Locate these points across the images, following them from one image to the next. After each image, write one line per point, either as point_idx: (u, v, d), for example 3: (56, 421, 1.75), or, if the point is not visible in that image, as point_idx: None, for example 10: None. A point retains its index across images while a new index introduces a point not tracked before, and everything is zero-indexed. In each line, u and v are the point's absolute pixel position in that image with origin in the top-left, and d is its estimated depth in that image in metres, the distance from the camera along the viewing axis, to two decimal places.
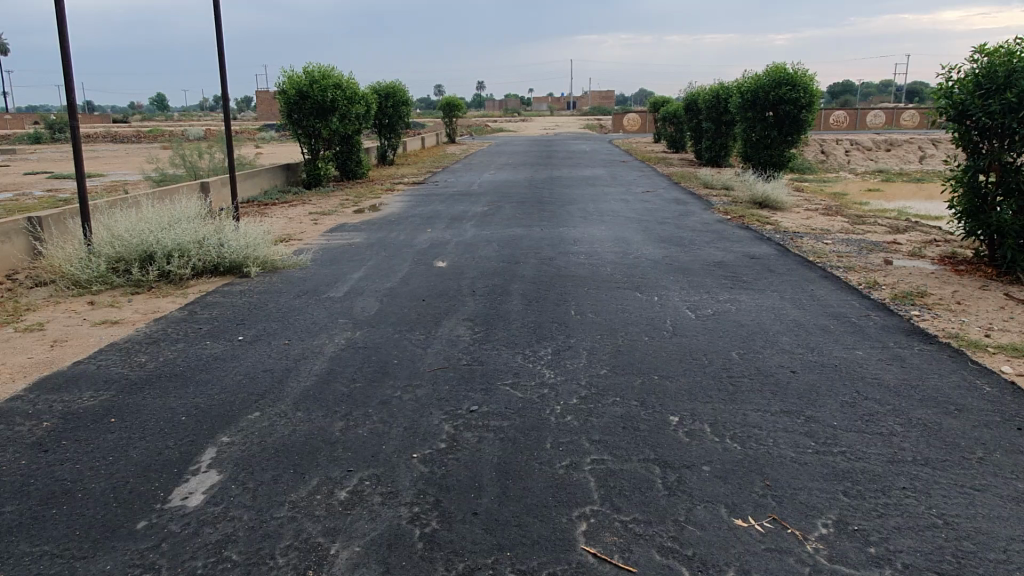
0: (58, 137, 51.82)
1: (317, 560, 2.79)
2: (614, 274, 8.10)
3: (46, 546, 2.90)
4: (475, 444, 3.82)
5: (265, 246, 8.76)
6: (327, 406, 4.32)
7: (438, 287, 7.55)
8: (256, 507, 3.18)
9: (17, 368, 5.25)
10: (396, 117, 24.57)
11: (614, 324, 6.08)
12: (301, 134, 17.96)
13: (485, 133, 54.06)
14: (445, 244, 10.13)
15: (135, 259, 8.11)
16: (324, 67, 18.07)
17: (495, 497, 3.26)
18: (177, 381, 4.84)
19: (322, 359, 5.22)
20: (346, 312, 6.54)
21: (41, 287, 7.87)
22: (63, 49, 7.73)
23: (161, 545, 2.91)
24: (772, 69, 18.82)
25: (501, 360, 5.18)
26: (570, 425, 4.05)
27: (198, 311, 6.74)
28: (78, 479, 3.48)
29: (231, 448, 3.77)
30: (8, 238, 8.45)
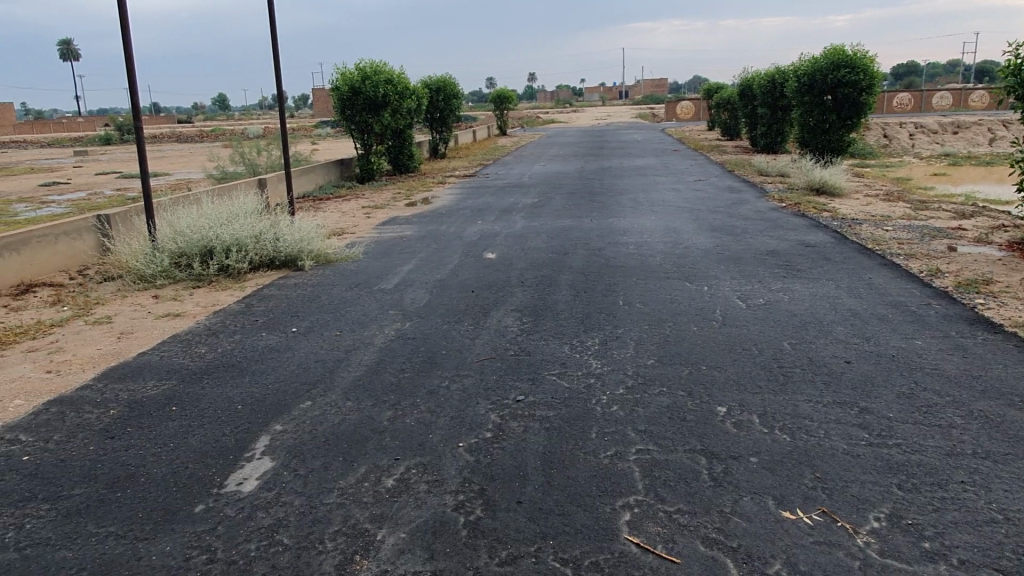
0: (128, 138, 54.00)
1: (364, 545, 2.86)
2: (664, 264, 8.01)
3: (111, 528, 3.06)
4: (521, 433, 3.85)
5: (319, 240, 8.95)
6: (376, 395, 4.41)
7: (487, 278, 7.61)
8: (307, 493, 3.27)
9: (87, 359, 5.51)
10: (447, 110, 24.71)
11: (662, 315, 6.02)
12: (354, 129, 18.27)
13: (537, 124, 53.96)
14: (494, 236, 10.18)
15: (196, 253, 8.40)
16: (376, 63, 18.33)
17: (539, 486, 3.28)
18: (234, 371, 5.01)
19: (372, 349, 5.33)
20: (397, 303, 6.65)
21: (109, 282, 8.24)
22: (127, 53, 8.05)
23: (217, 527, 3.02)
24: (830, 51, 18.32)
25: (548, 350, 5.20)
26: (616, 415, 4.04)
27: (254, 304, 6.95)
28: (141, 465, 3.65)
29: (284, 436, 3.89)
30: (79, 236, 8.86)
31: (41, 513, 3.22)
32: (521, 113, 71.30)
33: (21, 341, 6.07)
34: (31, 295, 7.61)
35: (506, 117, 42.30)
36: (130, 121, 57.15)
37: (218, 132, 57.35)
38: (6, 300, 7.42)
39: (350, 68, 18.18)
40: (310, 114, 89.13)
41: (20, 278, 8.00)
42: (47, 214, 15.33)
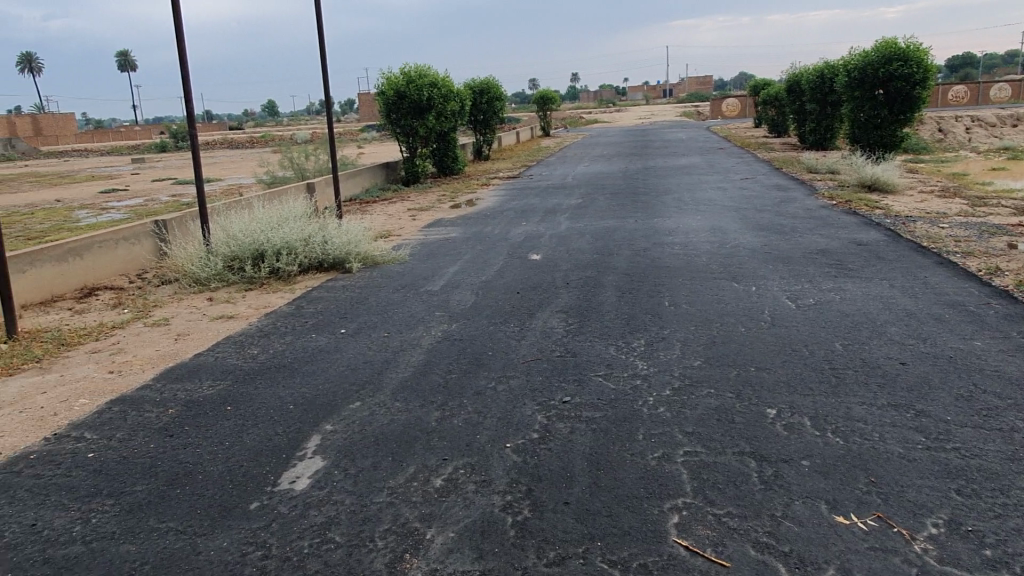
0: (182, 145, 55.64)
1: (414, 544, 2.91)
2: (710, 264, 7.92)
3: (171, 523, 3.16)
4: (567, 434, 3.85)
5: (366, 242, 9.09)
6: (424, 396, 4.46)
7: (532, 279, 7.63)
8: (357, 492, 3.34)
9: (146, 360, 5.71)
10: (491, 112, 24.80)
11: (709, 315, 5.96)
12: (399, 132, 18.50)
13: (580, 125, 53.82)
14: (539, 237, 10.19)
15: (248, 257, 8.62)
16: (420, 67, 18.54)
17: (586, 488, 3.29)
18: (285, 372, 5.13)
19: (420, 350, 5.40)
20: (443, 305, 6.72)
21: (166, 285, 8.51)
22: (182, 63, 8.31)
23: (272, 525, 3.10)
24: (881, 44, 17.87)
25: (594, 352, 5.19)
26: (663, 417, 4.01)
27: (304, 306, 7.10)
28: (198, 463, 3.76)
29: (334, 436, 3.97)
30: (137, 241, 9.17)
31: (106, 508, 3.35)
32: (564, 113, 71.14)
33: (85, 343, 6.32)
34: (94, 298, 7.91)
35: (549, 118, 42.27)
36: (184, 128, 58.86)
37: (267, 137, 58.65)
38: (70, 303, 7.72)
39: (395, 72, 18.42)
40: (355, 119, 90.21)
41: (83, 282, 8.31)
42: (107, 219, 15.91)
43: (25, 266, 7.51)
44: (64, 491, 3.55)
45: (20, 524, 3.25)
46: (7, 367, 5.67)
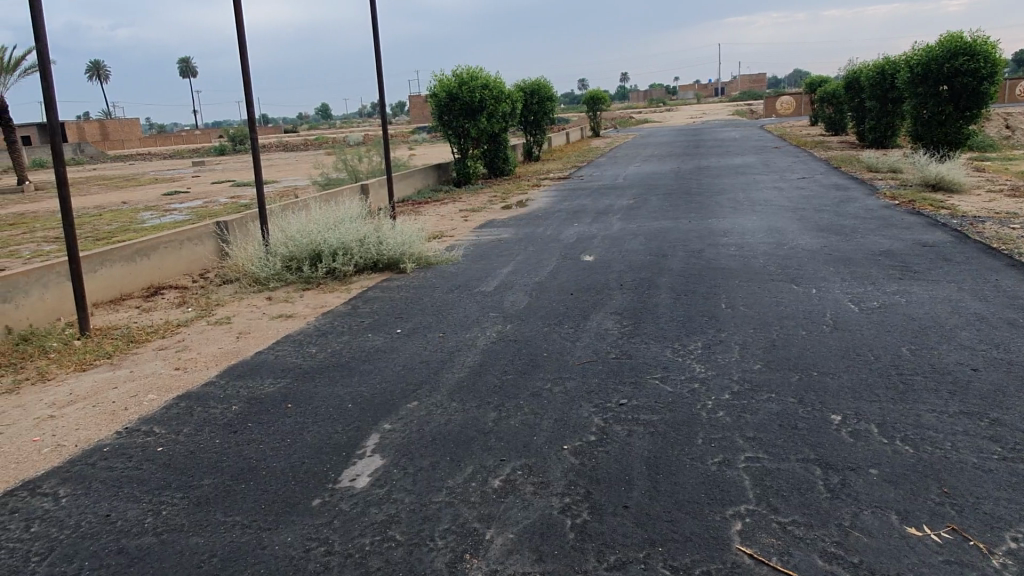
0: (240, 148, 57.22)
1: (473, 544, 2.91)
2: (767, 266, 7.76)
3: (237, 517, 3.24)
4: (625, 437, 3.82)
5: (420, 243, 9.18)
6: (480, 397, 4.48)
7: (586, 281, 7.59)
8: (416, 491, 3.36)
9: (210, 357, 5.88)
10: (542, 113, 24.80)
11: (768, 318, 5.84)
12: (451, 134, 18.66)
13: (630, 125, 53.35)
14: (591, 238, 10.14)
15: (306, 257, 8.80)
16: (472, 68, 18.67)
17: (645, 491, 3.25)
18: (344, 371, 5.22)
19: (475, 351, 5.43)
20: (497, 305, 6.74)
21: (227, 284, 8.75)
22: (244, 67, 8.52)
23: (334, 521, 3.15)
24: (946, 38, 17.24)
25: (650, 354, 5.13)
26: (723, 421, 3.94)
27: (360, 305, 7.21)
28: (262, 458, 3.85)
29: (393, 435, 4.01)
30: (200, 241, 9.46)
31: (176, 501, 3.45)
32: (614, 112, 70.64)
33: (152, 340, 6.53)
34: (160, 297, 8.18)
35: (599, 118, 42.05)
36: (242, 131, 60.45)
37: (322, 140, 59.82)
38: (138, 302, 8.00)
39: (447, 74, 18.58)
40: (406, 120, 91.28)
41: (150, 281, 8.61)
42: (170, 221, 16.44)
43: (95, 265, 7.81)
44: (135, 484, 3.67)
45: (95, 514, 3.38)
46: (80, 363, 5.91)
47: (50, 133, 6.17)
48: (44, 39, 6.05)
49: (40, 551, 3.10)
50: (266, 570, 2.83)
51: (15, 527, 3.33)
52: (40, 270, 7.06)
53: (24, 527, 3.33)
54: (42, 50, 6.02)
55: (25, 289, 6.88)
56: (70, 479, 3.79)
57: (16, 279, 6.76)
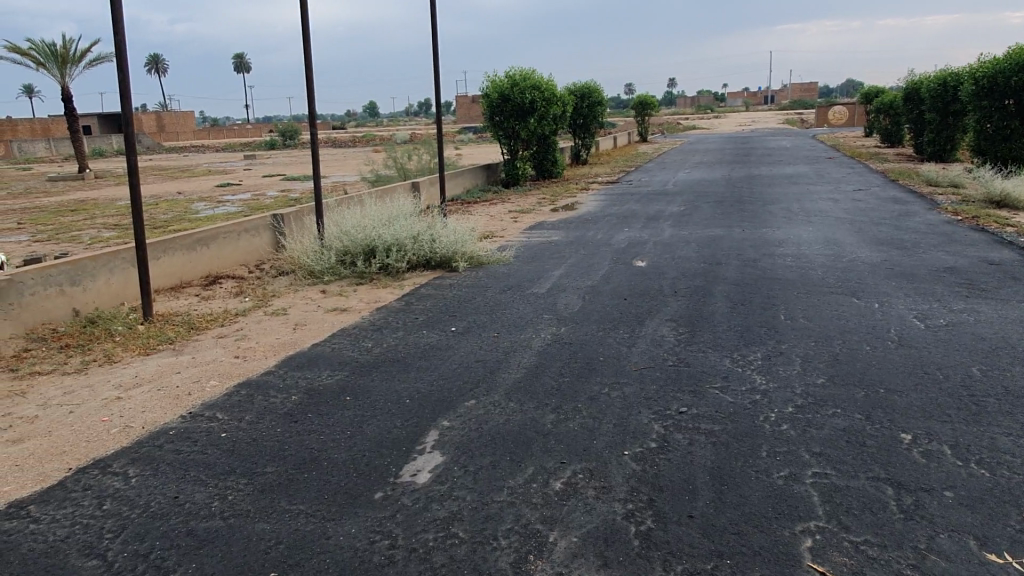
0: (290, 143, 58.28)
1: (538, 546, 2.90)
2: (827, 278, 7.59)
3: (301, 506, 3.28)
4: (687, 446, 3.76)
5: (472, 242, 9.22)
6: (538, 398, 4.47)
7: (639, 286, 7.52)
8: (477, 490, 3.36)
9: (269, 347, 5.98)
10: (591, 116, 24.71)
11: (830, 331, 5.71)
12: (501, 134, 18.73)
13: (678, 131, 52.77)
14: (643, 243, 10.05)
15: (360, 252, 8.91)
16: (525, 70, 18.72)
17: (711, 502, 3.20)
18: (400, 366, 5.25)
19: (530, 352, 5.41)
20: (551, 307, 6.72)
21: (283, 276, 8.90)
22: (307, 62, 8.67)
23: (396, 515, 3.17)
24: (1014, 50, 16.67)
25: (708, 363, 5.06)
26: (787, 435, 3.86)
27: (414, 302, 7.26)
28: (323, 449, 3.90)
29: (451, 432, 4.02)
30: (256, 233, 9.65)
31: (241, 486, 3.51)
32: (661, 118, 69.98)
33: (212, 328, 6.68)
34: (218, 286, 8.36)
35: (647, 123, 41.69)
36: (293, 125, 61.57)
37: (370, 137, 60.50)
38: (197, 290, 8.19)
39: (500, 76, 18.68)
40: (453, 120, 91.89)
41: (208, 270, 8.81)
42: (224, 212, 16.81)
43: (158, 253, 8.03)
44: (201, 467, 3.75)
45: (164, 495, 3.46)
46: (145, 348, 6.07)
47: (124, 121, 6.36)
48: (123, 31, 6.23)
49: (113, 529, 3.19)
50: (331, 560, 2.86)
51: (89, 504, 3.43)
52: (107, 255, 7.28)
53: (97, 505, 3.42)
54: (121, 42, 6.21)
55: (93, 273, 7.11)
56: (139, 460, 3.89)
57: (84, 263, 6.99)
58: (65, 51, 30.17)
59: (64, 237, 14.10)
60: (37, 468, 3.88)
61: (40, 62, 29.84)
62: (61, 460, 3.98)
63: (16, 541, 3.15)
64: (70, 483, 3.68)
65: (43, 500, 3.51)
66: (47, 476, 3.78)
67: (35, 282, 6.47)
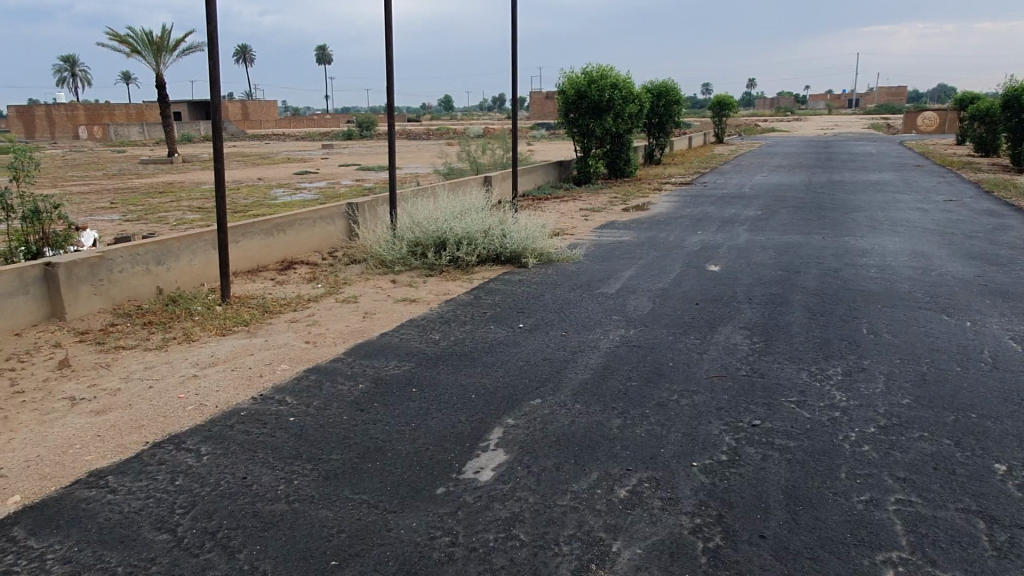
0: (366, 134, 59.44)
1: (600, 555, 2.82)
2: (914, 292, 7.20)
3: (363, 496, 3.29)
4: (760, 461, 3.61)
5: (542, 239, 9.16)
6: (604, 401, 4.39)
7: (713, 291, 7.33)
8: (541, 491, 3.31)
9: (339, 334, 6.08)
10: (667, 116, 24.30)
11: (918, 349, 5.40)
12: (575, 131, 18.62)
13: (755, 133, 51.41)
14: (716, 247, 9.80)
15: (430, 243, 8.96)
16: (603, 67, 18.50)
17: (784, 523, 3.05)
18: (466, 361, 5.25)
19: (598, 353, 5.33)
20: (620, 309, 6.60)
21: (355, 264, 9.06)
22: (388, 54, 8.78)
23: (457, 512, 3.14)
24: None
25: (785, 375, 4.86)
26: (869, 457, 3.65)
27: (482, 296, 7.26)
28: (388, 440, 3.91)
29: (516, 431, 3.97)
30: (331, 221, 9.85)
31: (307, 471, 3.55)
32: (738, 119, 68.23)
33: (284, 312, 6.83)
34: (293, 271, 8.57)
35: (723, 125, 40.75)
36: (370, 116, 63.01)
37: (443, 130, 61.17)
38: (273, 274, 8.41)
39: (577, 72, 18.55)
40: (525, 117, 91.96)
41: (284, 256, 9.04)
42: (301, 199, 17.25)
43: (237, 237, 8.28)
44: (269, 450, 3.82)
45: (233, 475, 3.53)
46: (221, 328, 6.26)
47: (212, 109, 6.57)
48: (214, 21, 6.42)
49: (184, 505, 3.27)
50: (391, 553, 2.85)
51: (162, 478, 3.53)
52: (191, 237, 7.53)
53: (170, 479, 3.52)
54: (213, 29, 6.40)
55: (177, 254, 7.37)
56: (211, 438, 3.99)
57: (170, 243, 7.26)
58: (161, 39, 31.54)
59: (152, 217, 14.75)
60: (116, 440, 4.03)
61: (136, 49, 31.31)
62: (139, 433, 4.12)
63: (94, 509, 3.26)
64: (146, 457, 3.79)
65: (120, 471, 3.64)
66: (125, 448, 3.91)
67: (124, 260, 6.77)
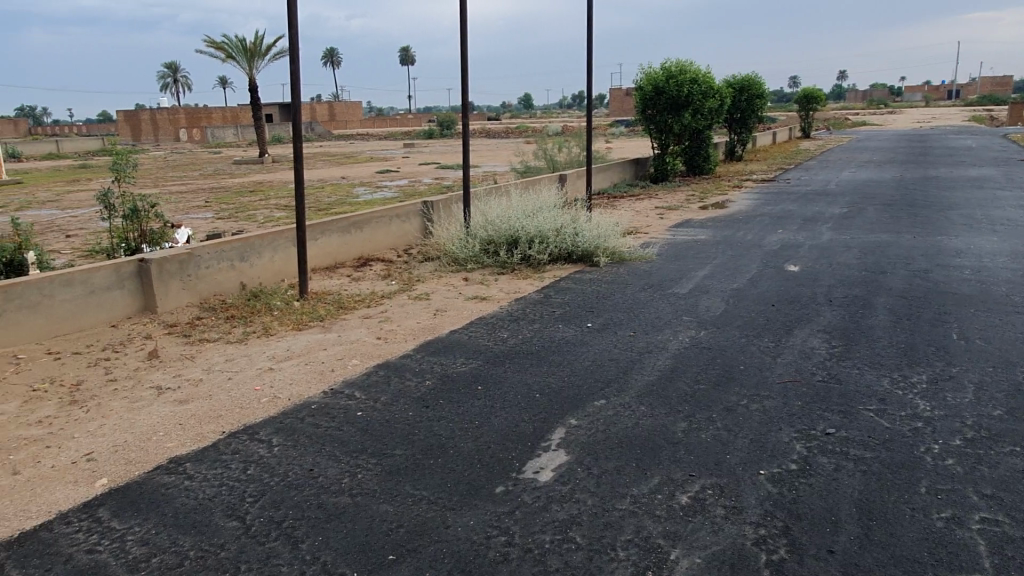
0: (446, 134, 60.21)
1: (657, 562, 2.77)
2: (1013, 296, 6.73)
3: (424, 492, 3.33)
4: (832, 471, 3.46)
5: (615, 237, 9.06)
6: (670, 403, 4.30)
7: (791, 292, 7.07)
8: (600, 494, 3.27)
9: (410, 330, 6.18)
10: (750, 111, 23.60)
11: (1013, 357, 5.05)
12: (653, 128, 18.34)
13: (845, 128, 49.25)
14: (797, 246, 9.45)
15: (503, 242, 9.00)
16: (682, 62, 18.14)
17: (855, 538, 2.91)
18: (532, 359, 5.24)
19: (667, 355, 5.22)
20: (692, 309, 6.46)
21: (428, 262, 9.19)
22: (463, 54, 8.86)
23: (515, 512, 3.14)
24: None
25: (864, 381, 4.63)
26: (952, 471, 3.44)
27: (552, 295, 7.23)
28: (451, 437, 3.95)
29: (578, 432, 3.94)
30: (406, 219, 10.03)
31: (371, 466, 3.63)
32: (827, 113, 65.54)
33: (358, 308, 7.00)
34: (369, 268, 8.77)
35: (811, 119, 39.25)
36: (450, 116, 63.79)
37: (522, 129, 61.31)
38: (349, 271, 8.63)
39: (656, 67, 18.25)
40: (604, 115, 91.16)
41: (361, 253, 9.26)
42: (381, 197, 17.65)
43: (316, 235, 8.54)
44: (336, 443, 3.92)
45: (300, 467, 3.64)
46: (297, 323, 6.47)
47: (293, 111, 6.79)
48: (296, 26, 6.64)
49: (254, 493, 3.39)
50: (448, 551, 2.87)
51: (235, 467, 3.68)
52: (272, 235, 7.81)
53: (242, 469, 3.66)
54: (294, 35, 6.62)
55: (259, 251, 7.66)
56: (282, 429, 4.13)
57: (253, 241, 7.56)
58: (253, 45, 32.86)
59: (242, 215, 15.41)
60: (196, 429, 4.22)
61: (231, 55, 32.74)
62: (217, 422, 4.31)
63: (172, 494, 3.43)
64: (221, 446, 3.96)
65: (197, 459, 3.81)
66: (203, 437, 4.10)
67: (211, 257, 7.09)
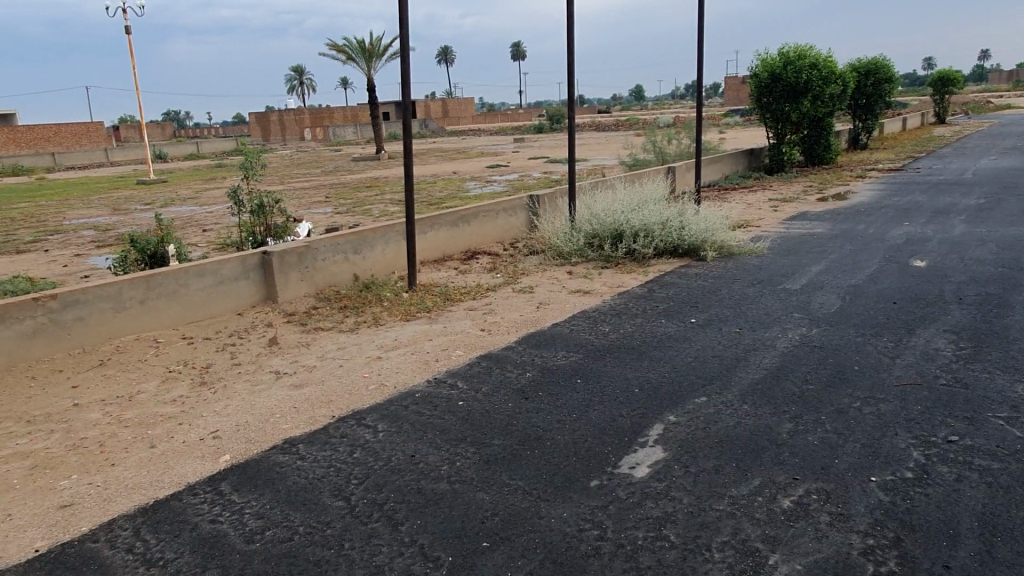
0: (556, 128, 60.28)
1: (754, 566, 2.69)
2: None
3: (519, 483, 3.39)
4: (953, 481, 3.23)
5: (723, 231, 8.80)
6: (775, 403, 4.15)
7: (915, 289, 6.63)
8: (696, 493, 3.21)
9: (512, 322, 6.26)
10: (876, 96, 22.23)
11: None
12: (769, 117, 17.64)
13: (987, 111, 45.37)
14: (925, 240, 8.83)
15: (607, 236, 8.93)
16: (801, 47, 17.32)
17: (975, 554, 2.71)
18: (633, 354, 5.19)
19: (774, 352, 5.04)
20: (804, 306, 6.18)
21: (534, 255, 9.27)
22: (570, 47, 8.85)
23: (609, 506, 3.13)
24: None
25: (994, 386, 4.29)
26: None
27: (656, 289, 7.12)
28: (548, 429, 3.98)
29: (677, 428, 3.88)
30: (512, 213, 10.14)
31: (469, 454, 3.72)
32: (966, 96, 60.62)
33: (463, 300, 7.16)
34: (475, 261, 8.95)
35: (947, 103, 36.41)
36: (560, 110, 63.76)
37: (633, 121, 60.44)
38: (456, 264, 8.83)
39: (773, 53, 17.52)
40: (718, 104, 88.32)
41: (468, 246, 9.45)
42: (491, 192, 17.92)
43: (426, 228, 8.79)
44: (437, 431, 4.04)
45: (403, 453, 3.78)
46: (405, 314, 6.70)
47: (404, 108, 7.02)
48: (407, 26, 6.85)
49: (359, 476, 3.56)
50: (540, 541, 2.91)
51: (343, 450, 3.87)
52: (384, 228, 8.11)
53: (349, 452, 3.85)
54: (405, 34, 6.84)
55: (372, 244, 7.98)
56: (387, 416, 4.30)
57: (365, 234, 7.88)
58: (372, 46, 34.11)
59: (360, 210, 16.09)
60: (309, 412, 4.47)
61: (351, 57, 34.18)
62: (329, 407, 4.54)
63: (286, 473, 3.66)
64: (331, 429, 4.17)
65: (309, 441, 4.04)
66: (315, 420, 4.33)
67: (327, 250, 7.45)
